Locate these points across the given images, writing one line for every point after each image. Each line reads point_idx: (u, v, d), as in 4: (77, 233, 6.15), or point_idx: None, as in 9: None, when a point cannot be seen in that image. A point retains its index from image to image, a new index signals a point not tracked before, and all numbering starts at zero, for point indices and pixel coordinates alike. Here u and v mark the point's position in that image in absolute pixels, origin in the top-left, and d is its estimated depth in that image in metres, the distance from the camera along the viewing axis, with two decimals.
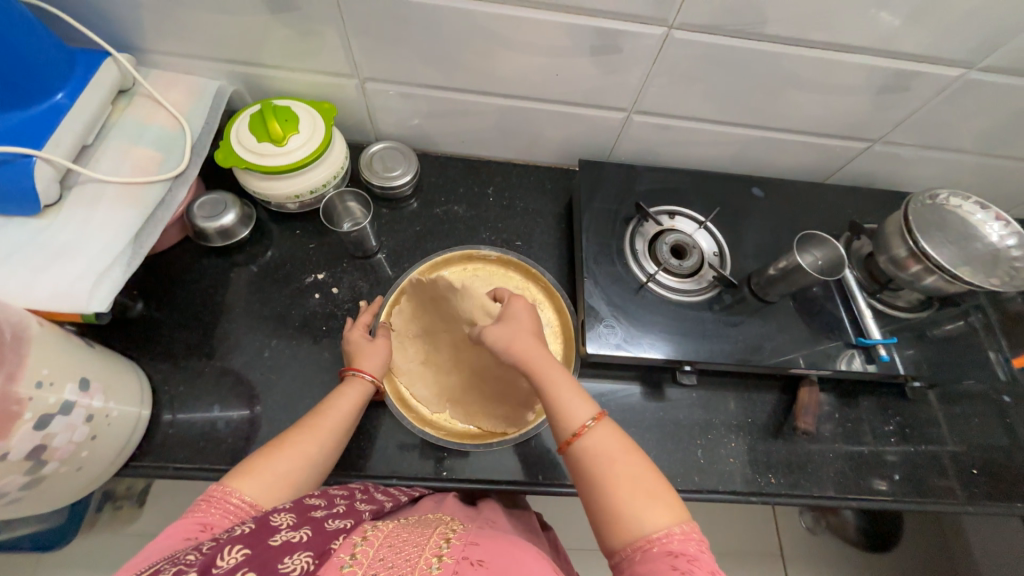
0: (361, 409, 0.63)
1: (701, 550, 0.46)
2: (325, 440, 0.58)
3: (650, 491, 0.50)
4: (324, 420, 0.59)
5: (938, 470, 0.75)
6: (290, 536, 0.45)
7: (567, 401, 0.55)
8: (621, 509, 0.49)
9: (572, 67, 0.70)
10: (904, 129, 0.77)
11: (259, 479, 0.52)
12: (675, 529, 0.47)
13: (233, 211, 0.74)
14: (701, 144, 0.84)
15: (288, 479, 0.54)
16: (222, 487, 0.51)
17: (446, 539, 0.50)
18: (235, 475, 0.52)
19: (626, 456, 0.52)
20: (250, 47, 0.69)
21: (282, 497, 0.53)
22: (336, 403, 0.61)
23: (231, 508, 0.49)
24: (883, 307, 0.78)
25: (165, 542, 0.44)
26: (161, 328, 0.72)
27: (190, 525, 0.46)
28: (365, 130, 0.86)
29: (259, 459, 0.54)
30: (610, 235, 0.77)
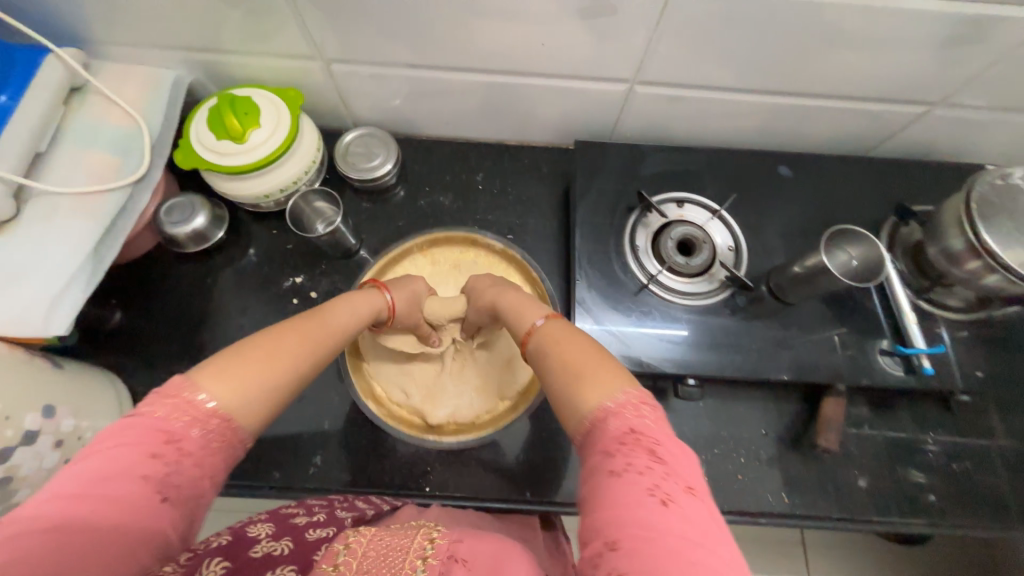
0: (360, 318, 0.57)
1: (640, 423, 0.39)
2: (307, 329, 0.49)
3: (585, 366, 0.43)
4: (323, 324, 0.51)
5: (986, 493, 0.66)
6: (270, 548, 0.47)
7: (522, 308, 0.54)
8: (567, 382, 0.43)
9: (560, 35, 0.59)
10: (974, 88, 0.63)
11: (241, 385, 0.41)
12: (612, 404, 0.40)
13: (203, 214, 0.70)
14: (720, 117, 0.72)
15: (261, 373, 0.42)
16: (183, 385, 0.39)
17: (430, 539, 0.45)
18: (204, 372, 0.40)
19: (573, 342, 0.47)
20: (205, 33, 0.63)
21: (253, 386, 0.41)
22: (336, 311, 0.54)
23: (195, 417, 0.38)
24: (929, 308, 0.67)
25: (118, 457, 0.35)
26: (141, 337, 0.70)
27: (149, 434, 0.36)
28: (341, 117, 0.79)
29: (240, 355, 0.42)
30: (608, 229, 0.69)
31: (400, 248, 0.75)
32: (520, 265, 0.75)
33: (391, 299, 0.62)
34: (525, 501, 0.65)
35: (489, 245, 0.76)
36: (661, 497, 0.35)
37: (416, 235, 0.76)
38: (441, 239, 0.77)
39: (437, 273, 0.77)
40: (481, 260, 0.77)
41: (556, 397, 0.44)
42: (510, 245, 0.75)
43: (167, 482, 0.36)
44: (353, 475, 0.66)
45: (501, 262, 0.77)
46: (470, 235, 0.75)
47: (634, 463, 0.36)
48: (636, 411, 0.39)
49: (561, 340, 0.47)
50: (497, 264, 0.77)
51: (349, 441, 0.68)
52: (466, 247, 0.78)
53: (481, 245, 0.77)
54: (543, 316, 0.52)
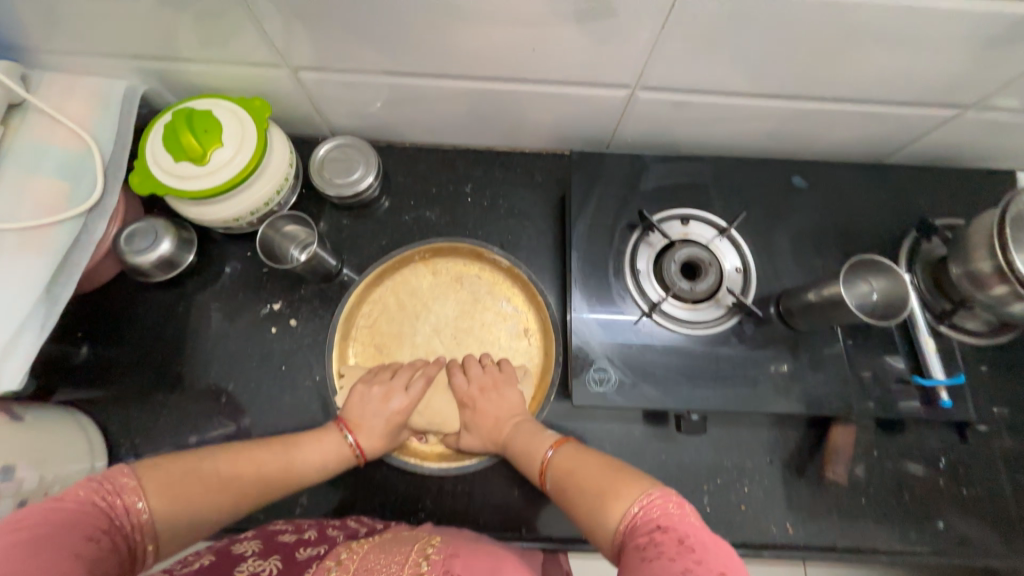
0: (329, 468, 0.56)
1: (665, 514, 0.40)
2: (264, 468, 0.50)
3: (605, 484, 0.45)
4: (287, 470, 0.51)
5: (999, 520, 0.64)
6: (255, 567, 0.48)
7: (528, 442, 0.56)
8: (589, 508, 0.44)
9: (553, 39, 0.53)
10: (1012, 91, 0.57)
11: (175, 500, 0.44)
12: (637, 508, 0.41)
13: (168, 238, 0.65)
14: (729, 122, 0.66)
15: (196, 520, 0.45)
16: (127, 483, 0.42)
17: (424, 556, 0.48)
18: (151, 476, 0.44)
19: (586, 461, 0.49)
20: (153, 40, 0.56)
21: (176, 538, 0.44)
22: (307, 451, 0.54)
23: (127, 522, 0.41)
24: (946, 331, 0.63)
25: (54, 536, 0.36)
26: (111, 371, 0.66)
27: (90, 520, 0.38)
28: (316, 125, 0.72)
29: (187, 477, 0.45)
30: (606, 251, 0.64)
31: (400, 255, 0.70)
32: (526, 287, 0.70)
33: (355, 442, 0.57)
34: (522, 538, 0.64)
35: (495, 261, 0.71)
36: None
37: (418, 242, 0.71)
38: (445, 249, 0.72)
39: (438, 283, 0.72)
40: (485, 277, 0.72)
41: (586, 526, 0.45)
42: (517, 263, 0.70)
43: (98, 564, 0.36)
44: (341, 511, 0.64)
45: (506, 280, 0.72)
46: (478, 248, 0.70)
47: (665, 551, 0.37)
48: (662, 509, 0.41)
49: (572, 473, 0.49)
50: (502, 281, 0.72)
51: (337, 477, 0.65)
52: (473, 261, 0.73)
53: (488, 260, 0.72)
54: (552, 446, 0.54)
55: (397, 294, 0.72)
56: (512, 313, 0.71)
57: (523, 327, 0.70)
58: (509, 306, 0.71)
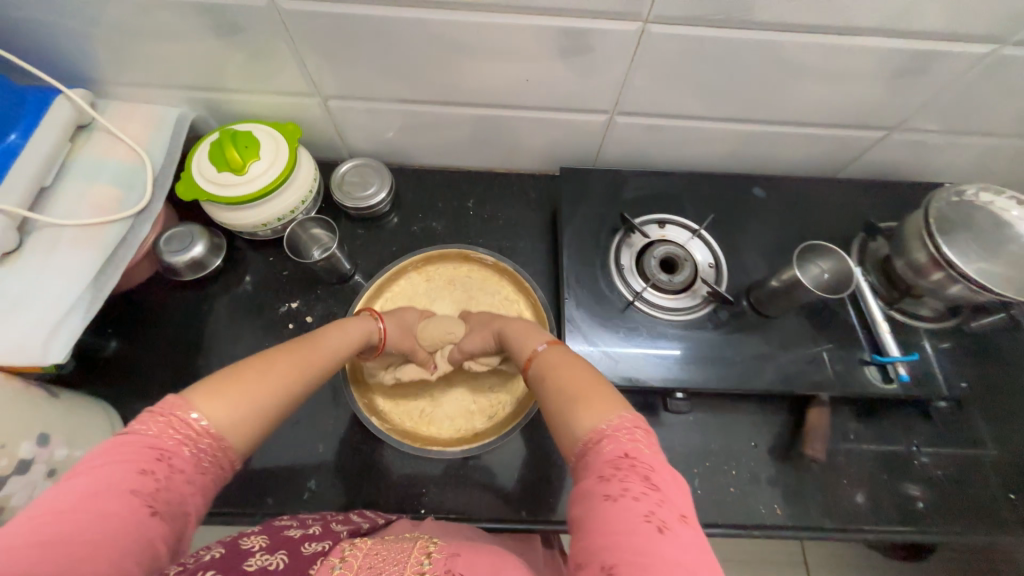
0: (351, 346, 0.61)
1: (634, 445, 0.42)
2: (304, 364, 0.53)
3: (585, 394, 0.47)
4: (318, 353, 0.55)
5: (973, 498, 0.68)
6: (265, 562, 0.45)
7: (520, 338, 0.60)
8: (563, 412, 0.47)
9: (543, 71, 0.64)
10: (925, 114, 0.68)
11: (234, 403, 0.45)
12: (608, 426, 0.43)
13: (201, 242, 0.73)
14: (695, 143, 0.77)
15: (256, 411, 0.46)
16: (179, 406, 0.42)
17: (428, 554, 0.47)
18: (195, 392, 0.44)
19: (571, 365, 0.52)
20: (208, 74, 0.66)
21: (251, 431, 0.45)
22: (329, 337, 0.58)
23: (187, 435, 0.41)
24: (900, 318, 0.70)
25: (109, 475, 0.37)
26: (136, 366, 0.71)
27: (142, 453, 0.39)
28: (337, 149, 0.82)
29: (236, 378, 0.46)
30: (594, 250, 0.72)
31: (395, 267, 0.77)
32: (513, 276, 0.78)
33: (383, 326, 0.67)
34: (522, 521, 0.65)
35: (482, 261, 0.79)
36: (657, 523, 0.37)
37: (411, 253, 0.78)
38: (435, 257, 0.79)
39: (433, 288, 0.79)
40: (476, 274, 0.80)
41: (555, 421, 0.48)
42: (503, 257, 0.78)
43: (155, 497, 0.38)
44: (347, 498, 0.66)
45: (495, 274, 0.80)
46: (465, 250, 0.78)
47: (630, 488, 0.39)
48: (630, 435, 0.43)
49: (553, 368, 0.52)
50: (491, 277, 0.80)
51: (344, 465, 0.68)
52: (462, 262, 0.80)
53: (476, 259, 0.80)
54: (543, 342, 0.58)
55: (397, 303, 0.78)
56: (505, 302, 0.78)
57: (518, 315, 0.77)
58: (501, 297, 0.79)
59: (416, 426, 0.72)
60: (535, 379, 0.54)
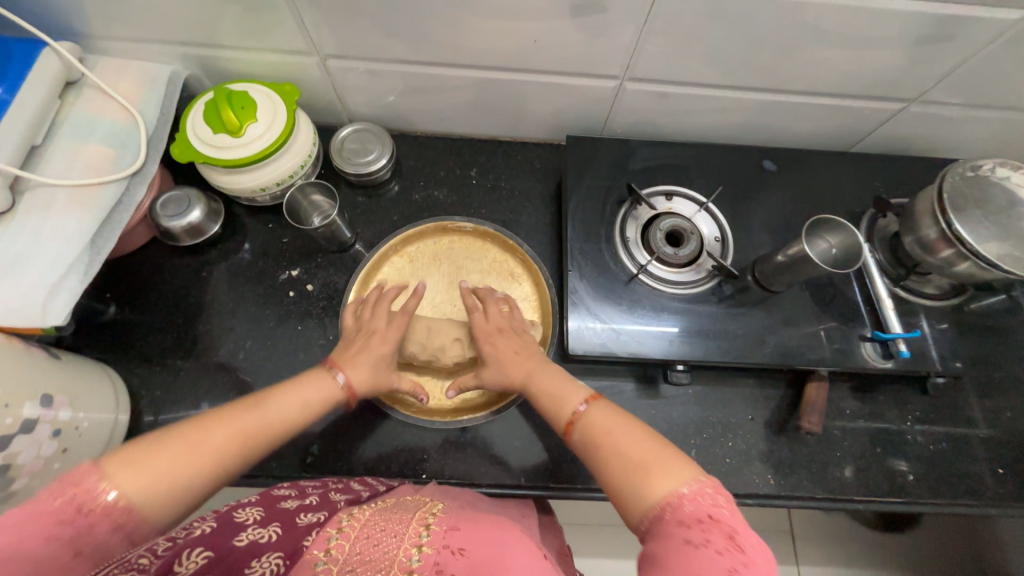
0: (315, 411, 0.56)
1: (716, 507, 0.42)
2: (242, 429, 0.50)
3: (650, 460, 0.47)
4: (264, 420, 0.51)
5: (962, 472, 0.69)
6: (257, 535, 0.47)
7: (561, 391, 0.58)
8: (629, 482, 0.47)
9: (552, 32, 0.61)
10: (946, 85, 0.66)
11: (152, 476, 0.43)
12: (687, 490, 0.44)
13: (199, 207, 0.71)
14: (706, 112, 0.74)
15: (177, 491, 0.44)
16: (90, 473, 0.41)
17: (426, 525, 0.47)
18: (116, 462, 0.43)
19: (622, 427, 0.52)
20: (201, 28, 0.63)
21: (167, 510, 0.44)
22: (285, 395, 0.55)
23: (97, 507, 0.40)
24: (905, 294, 0.70)
25: (21, 530, 0.37)
26: (136, 330, 0.71)
27: (58, 508, 0.38)
28: (337, 112, 0.80)
29: (162, 450, 0.45)
30: (599, 221, 0.71)
31: (376, 254, 0.75)
32: (496, 238, 0.78)
33: (347, 381, 0.59)
34: (521, 487, 0.67)
35: (460, 228, 0.78)
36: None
37: (388, 238, 0.76)
38: (414, 236, 0.78)
39: (418, 268, 0.77)
40: (458, 243, 0.78)
41: (615, 494, 0.48)
42: (480, 222, 0.77)
43: (79, 540, 0.39)
44: (350, 463, 0.67)
45: (477, 240, 0.79)
46: (440, 223, 0.77)
47: (712, 541, 0.40)
48: (711, 499, 0.43)
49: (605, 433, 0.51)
50: (474, 243, 0.79)
51: (347, 431, 0.69)
52: (440, 235, 0.79)
53: (453, 230, 0.78)
54: (584, 399, 0.56)
55: (387, 291, 0.75)
56: (494, 266, 0.78)
57: (509, 273, 0.77)
58: (489, 261, 0.78)
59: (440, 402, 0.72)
60: (584, 441, 0.53)
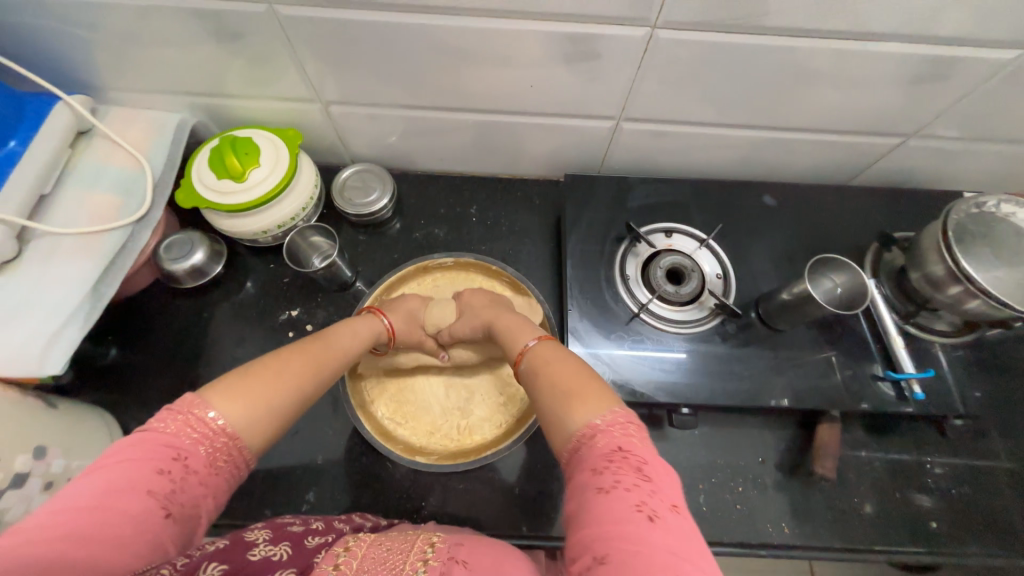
0: (362, 341, 0.62)
1: (626, 438, 0.40)
2: (317, 364, 0.53)
3: (577, 386, 0.45)
4: (327, 347, 0.55)
5: (990, 518, 0.65)
6: (267, 552, 0.41)
7: (516, 333, 0.58)
8: (557, 409, 0.45)
9: (548, 77, 0.62)
10: (943, 121, 0.66)
11: (248, 403, 0.44)
12: (601, 421, 0.42)
13: (202, 249, 0.72)
14: (703, 149, 0.75)
15: (272, 412, 0.46)
16: (194, 403, 0.42)
17: (431, 543, 0.46)
18: (214, 392, 0.44)
19: (560, 361, 0.50)
20: (207, 79, 0.65)
21: (263, 431, 0.45)
22: (339, 336, 0.59)
23: (204, 433, 0.41)
24: (916, 331, 0.68)
25: (126, 471, 0.37)
26: (136, 373, 0.70)
27: (159, 452, 0.39)
28: (339, 154, 0.81)
29: (250, 379, 0.46)
30: (598, 259, 0.70)
31: (365, 307, 0.74)
32: (478, 266, 0.78)
33: (389, 322, 0.67)
34: (523, 537, 0.64)
35: (441, 264, 0.79)
36: (648, 512, 0.36)
37: (373, 289, 0.75)
38: (397, 282, 0.77)
39: None
40: (441, 279, 0.78)
41: (548, 424, 0.46)
42: (458, 254, 0.78)
43: (170, 497, 0.38)
44: (346, 511, 0.65)
45: (461, 274, 0.79)
46: (419, 263, 0.77)
47: (622, 479, 0.38)
48: (623, 430, 0.41)
49: (546, 369, 0.50)
50: (458, 275, 0.79)
51: (345, 476, 0.67)
52: (422, 275, 0.79)
53: (434, 267, 0.79)
54: (534, 338, 0.56)
55: None
56: None
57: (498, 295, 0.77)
58: (476, 289, 0.78)
59: (461, 443, 0.69)
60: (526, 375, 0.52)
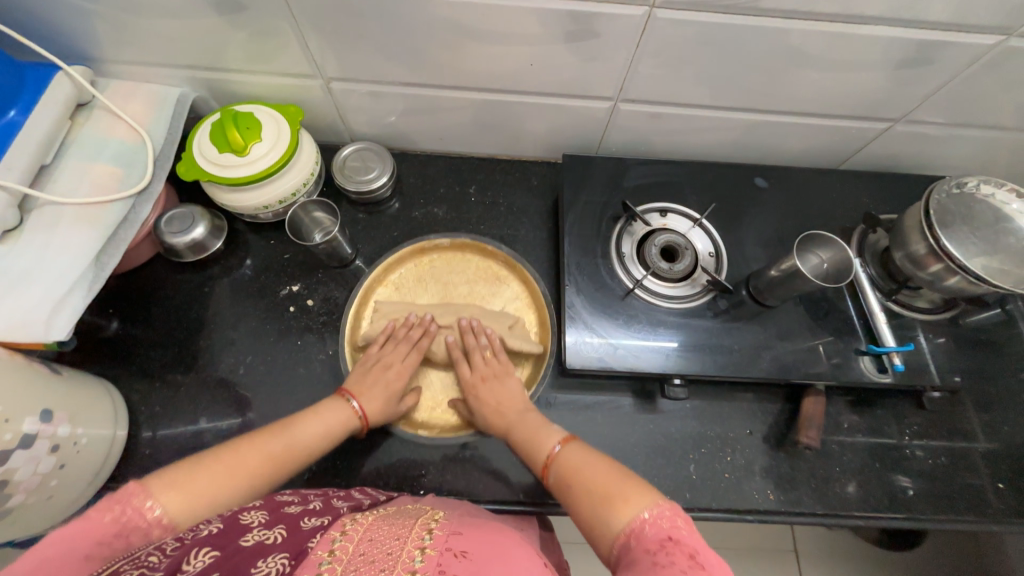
0: (332, 438, 0.61)
1: (675, 528, 0.43)
2: (272, 458, 0.55)
3: (615, 488, 0.49)
4: (291, 445, 0.57)
5: (963, 486, 0.69)
6: (262, 537, 0.46)
7: (539, 432, 0.61)
8: (597, 511, 0.48)
9: (548, 56, 0.63)
10: (929, 106, 0.68)
11: (191, 497, 0.48)
12: (648, 514, 0.45)
13: (202, 224, 0.73)
14: (698, 131, 0.76)
15: (214, 507, 0.49)
16: (137, 493, 0.45)
17: (429, 529, 0.49)
18: (160, 482, 0.47)
19: (593, 463, 0.53)
20: (209, 52, 0.66)
21: (205, 523, 0.48)
22: (307, 426, 0.59)
23: (143, 525, 0.44)
24: (897, 308, 0.71)
25: (66, 546, 0.39)
26: (137, 346, 0.71)
27: (105, 526, 0.42)
28: (339, 132, 0.82)
29: (198, 473, 0.49)
30: (595, 237, 0.72)
31: (361, 290, 0.75)
32: (475, 247, 0.79)
33: (359, 407, 0.64)
34: (520, 503, 0.66)
35: (438, 245, 0.80)
36: None
37: (369, 271, 0.76)
38: (394, 264, 0.78)
39: (407, 293, 0.78)
40: (438, 261, 0.79)
41: (586, 528, 0.49)
42: (456, 236, 0.79)
43: (114, 561, 0.41)
44: (347, 479, 0.67)
45: (457, 255, 0.81)
46: (418, 245, 0.78)
47: (676, 561, 0.40)
48: (671, 522, 0.44)
49: (574, 471, 0.53)
50: (455, 256, 0.80)
51: (346, 446, 0.69)
52: (419, 257, 0.80)
53: (431, 249, 0.80)
54: (559, 440, 0.58)
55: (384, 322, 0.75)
56: (480, 273, 0.79)
57: (496, 275, 0.79)
58: (474, 269, 0.80)
59: (462, 416, 0.73)
60: (557, 482, 0.55)
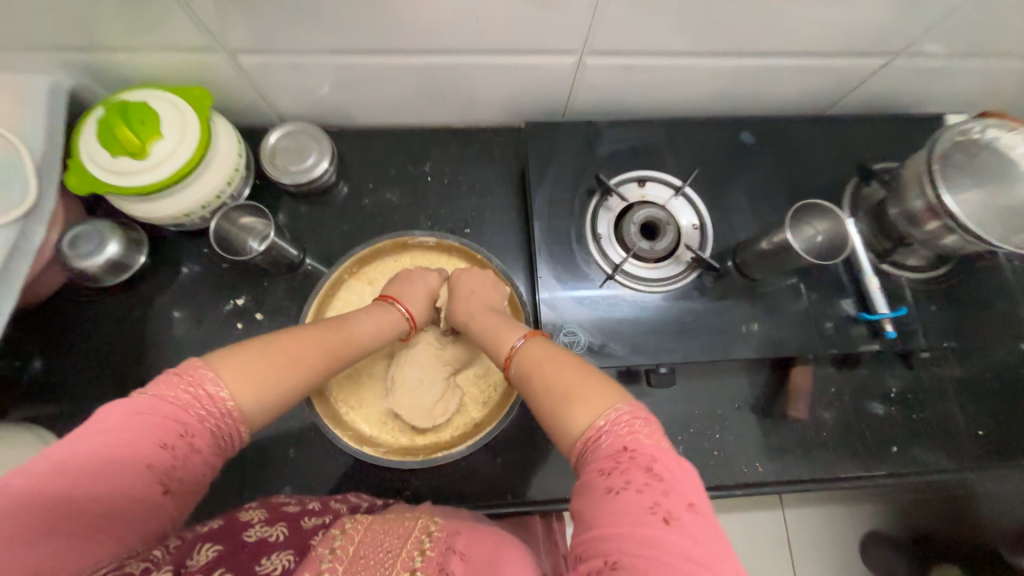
0: (384, 334, 0.60)
1: (634, 434, 0.40)
2: (327, 350, 0.52)
3: (573, 390, 0.44)
4: (344, 337, 0.55)
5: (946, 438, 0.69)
6: (265, 532, 0.40)
7: (500, 334, 0.56)
8: (553, 416, 0.45)
9: (494, 7, 0.52)
10: (936, 37, 0.60)
11: (257, 385, 0.45)
12: (605, 422, 0.41)
13: (115, 240, 0.63)
14: (676, 84, 0.67)
15: (280, 394, 0.47)
16: (198, 372, 0.42)
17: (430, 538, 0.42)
18: (224, 365, 0.44)
19: (552, 360, 0.49)
20: (74, 30, 0.52)
21: (267, 406, 0.46)
22: (358, 321, 0.58)
23: (213, 411, 0.42)
24: (889, 269, 0.67)
25: (132, 437, 0.37)
26: (68, 385, 0.64)
27: (163, 425, 0.39)
28: (264, 112, 0.70)
29: (257, 360, 0.46)
30: (569, 218, 0.65)
31: (331, 279, 0.66)
32: (460, 251, 0.70)
33: (407, 309, 0.63)
34: (508, 503, 0.64)
35: (420, 243, 0.71)
36: (662, 514, 0.35)
37: (340, 261, 0.67)
38: (369, 257, 0.70)
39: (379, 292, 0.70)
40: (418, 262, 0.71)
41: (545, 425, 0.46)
42: (443, 236, 0.69)
43: (168, 474, 0.38)
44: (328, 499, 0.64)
45: (440, 257, 0.72)
46: (397, 240, 0.68)
47: (632, 480, 0.37)
48: (629, 427, 0.40)
49: (539, 368, 0.49)
50: (437, 258, 0.72)
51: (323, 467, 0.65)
52: (398, 252, 0.71)
53: (413, 246, 0.71)
54: (522, 335, 0.54)
55: None
56: None
57: None
58: None
59: (416, 440, 0.65)
60: (517, 378, 0.51)
